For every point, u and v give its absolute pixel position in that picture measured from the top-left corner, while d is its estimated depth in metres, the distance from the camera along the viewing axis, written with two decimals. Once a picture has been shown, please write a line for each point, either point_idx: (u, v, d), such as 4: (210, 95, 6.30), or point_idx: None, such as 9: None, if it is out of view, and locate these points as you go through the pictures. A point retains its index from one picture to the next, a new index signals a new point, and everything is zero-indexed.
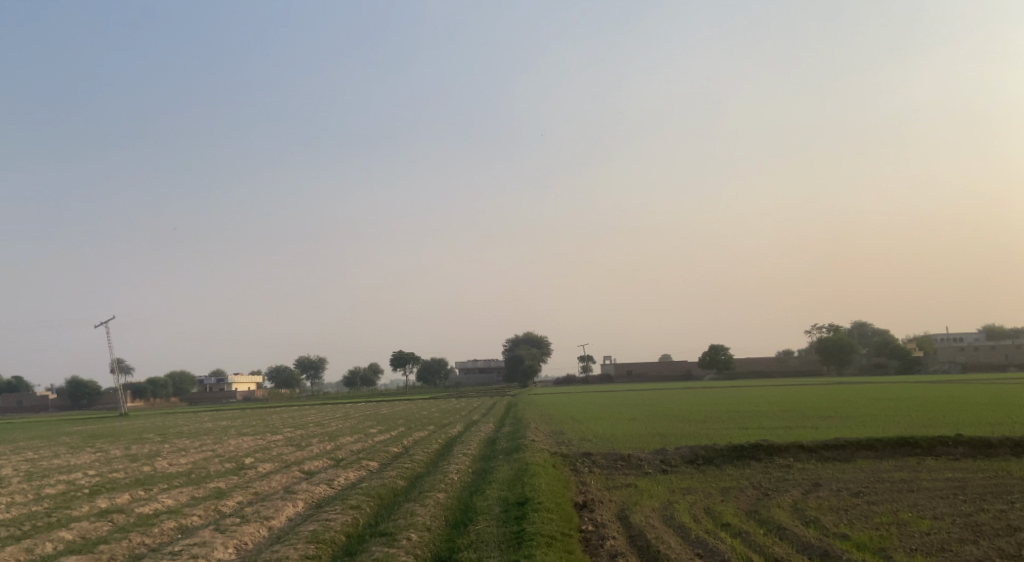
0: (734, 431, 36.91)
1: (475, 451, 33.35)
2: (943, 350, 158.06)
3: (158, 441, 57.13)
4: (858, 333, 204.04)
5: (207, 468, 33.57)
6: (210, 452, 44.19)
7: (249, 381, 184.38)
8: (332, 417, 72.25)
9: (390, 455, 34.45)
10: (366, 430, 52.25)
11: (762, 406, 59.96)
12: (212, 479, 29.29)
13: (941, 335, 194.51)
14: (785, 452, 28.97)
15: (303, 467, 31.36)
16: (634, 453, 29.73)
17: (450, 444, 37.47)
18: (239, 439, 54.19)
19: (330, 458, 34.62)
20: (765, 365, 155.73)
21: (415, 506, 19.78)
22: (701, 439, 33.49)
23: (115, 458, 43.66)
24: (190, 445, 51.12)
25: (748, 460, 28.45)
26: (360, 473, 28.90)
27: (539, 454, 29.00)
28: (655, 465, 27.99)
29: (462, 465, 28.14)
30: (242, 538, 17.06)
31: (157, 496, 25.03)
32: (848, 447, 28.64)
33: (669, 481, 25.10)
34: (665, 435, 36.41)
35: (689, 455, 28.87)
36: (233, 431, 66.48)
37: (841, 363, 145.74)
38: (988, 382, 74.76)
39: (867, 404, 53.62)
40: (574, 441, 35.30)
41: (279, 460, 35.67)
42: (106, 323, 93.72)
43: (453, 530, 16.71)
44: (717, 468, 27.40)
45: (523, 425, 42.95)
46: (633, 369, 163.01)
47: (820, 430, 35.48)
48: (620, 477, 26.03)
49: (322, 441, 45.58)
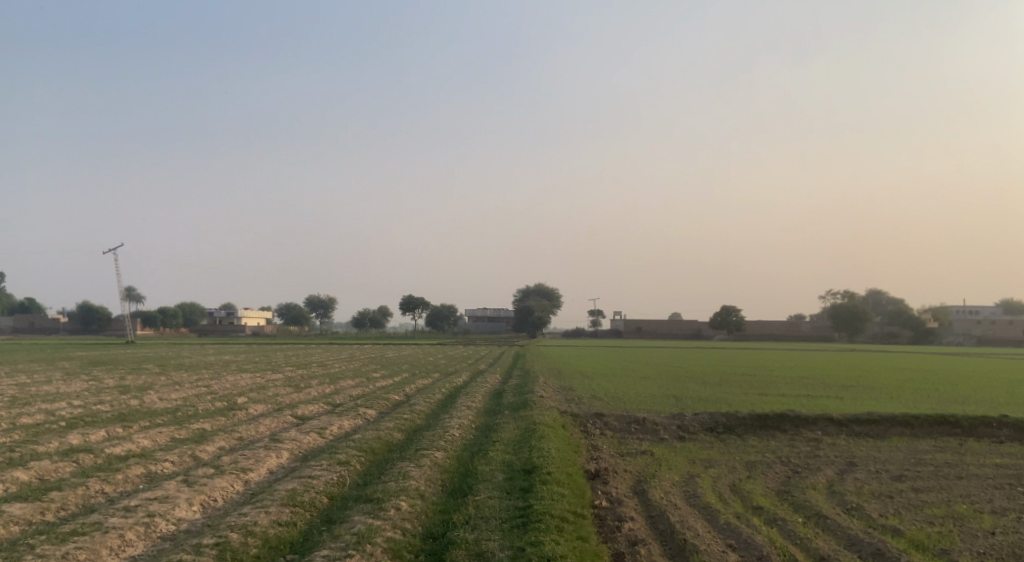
0: (755, 398, 34.77)
1: (479, 404, 31.34)
2: (958, 323, 155.44)
3: (157, 372, 55.52)
4: (872, 302, 201.14)
5: (197, 406, 31.68)
6: (205, 388, 42.41)
7: (258, 316, 183.76)
8: (337, 358, 70.56)
9: (390, 403, 32.44)
10: (369, 374, 50.39)
11: (777, 371, 57.84)
12: (198, 419, 27.35)
13: (955, 308, 191.56)
14: (813, 425, 26.84)
15: (296, 412, 29.39)
16: (649, 417, 27.71)
17: (454, 394, 35.56)
18: (238, 375, 52.52)
19: (327, 404, 32.65)
20: (776, 329, 153.55)
21: (409, 466, 17.77)
22: (723, 405, 31.37)
23: (108, 388, 41.92)
24: (188, 379, 49.41)
25: (773, 431, 26.31)
26: (355, 422, 26.97)
27: (548, 413, 26.96)
28: (671, 432, 25.98)
29: (464, 419, 26.13)
30: (210, 494, 15.08)
31: (135, 434, 23.07)
32: (883, 422, 26.47)
33: (688, 451, 23.03)
34: (682, 399, 34.32)
35: (708, 423, 26.77)
36: (235, 366, 64.93)
37: (853, 331, 143.49)
38: (1008, 358, 72.66)
39: (888, 375, 51.54)
40: (585, 399, 33.23)
41: (274, 402, 33.74)
42: (114, 251, 91.87)
43: (449, 501, 14.66)
44: (739, 438, 25.29)
45: (532, 379, 40.89)
46: (642, 326, 161.39)
47: (849, 401, 33.29)
48: (634, 444, 23.95)
49: (322, 384, 43.71)
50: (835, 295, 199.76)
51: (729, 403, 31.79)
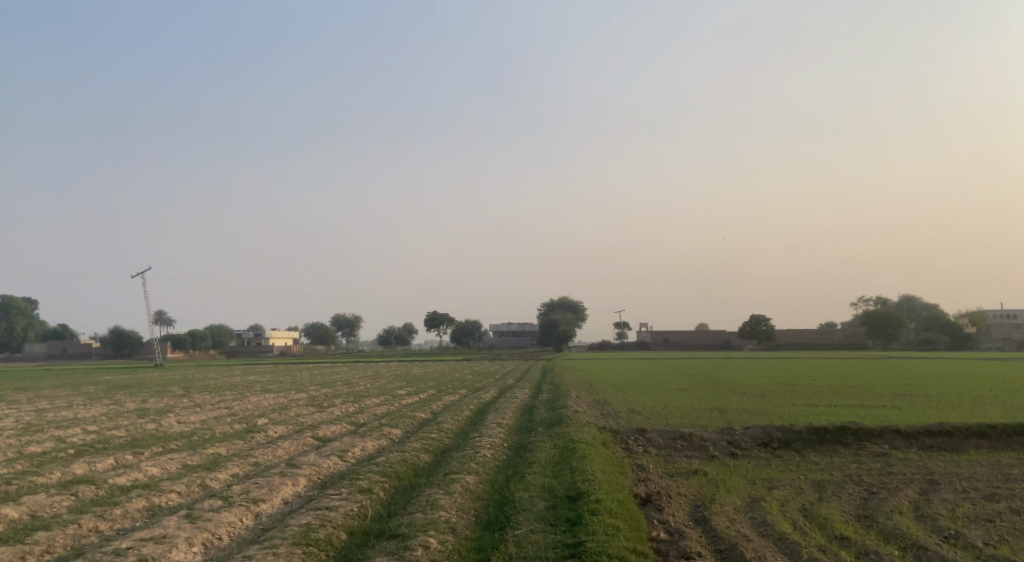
0: (804, 409, 32.72)
1: (510, 421, 29.43)
2: (997, 326, 151.18)
3: (179, 395, 54.07)
4: (906, 307, 196.57)
5: (213, 429, 30.01)
6: (226, 409, 40.74)
7: (285, 336, 182.79)
8: (361, 376, 68.78)
9: (416, 422, 30.64)
10: (394, 391, 48.64)
11: (818, 380, 55.43)
12: (213, 443, 25.62)
13: (994, 312, 186.75)
14: (879, 438, 24.95)
15: (317, 433, 27.66)
16: (696, 431, 25.72)
17: (483, 411, 33.70)
18: (261, 396, 50.91)
19: (350, 424, 30.91)
20: (808, 337, 150.16)
21: (437, 493, 15.89)
22: (772, 417, 29.37)
23: (125, 413, 40.30)
24: (208, 400, 47.79)
25: (833, 446, 24.36)
26: (379, 444, 25.14)
27: (586, 429, 25.01)
28: (722, 448, 24.06)
29: (496, 438, 24.14)
30: (215, 531, 13.31)
31: (142, 462, 21.38)
32: (956, 435, 24.80)
33: (745, 470, 21.02)
34: (726, 411, 32.29)
35: (761, 438, 24.85)
36: (259, 387, 63.26)
37: (888, 337, 139.84)
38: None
39: (937, 382, 49.08)
40: (624, 414, 31.31)
41: (295, 423, 32.04)
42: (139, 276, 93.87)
43: (484, 536, 12.81)
44: (798, 455, 23.36)
45: (564, 393, 38.92)
46: (670, 337, 158.62)
47: (908, 411, 31.14)
48: (682, 462, 22.03)
49: (345, 403, 41.97)
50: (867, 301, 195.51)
51: (779, 416, 29.75)
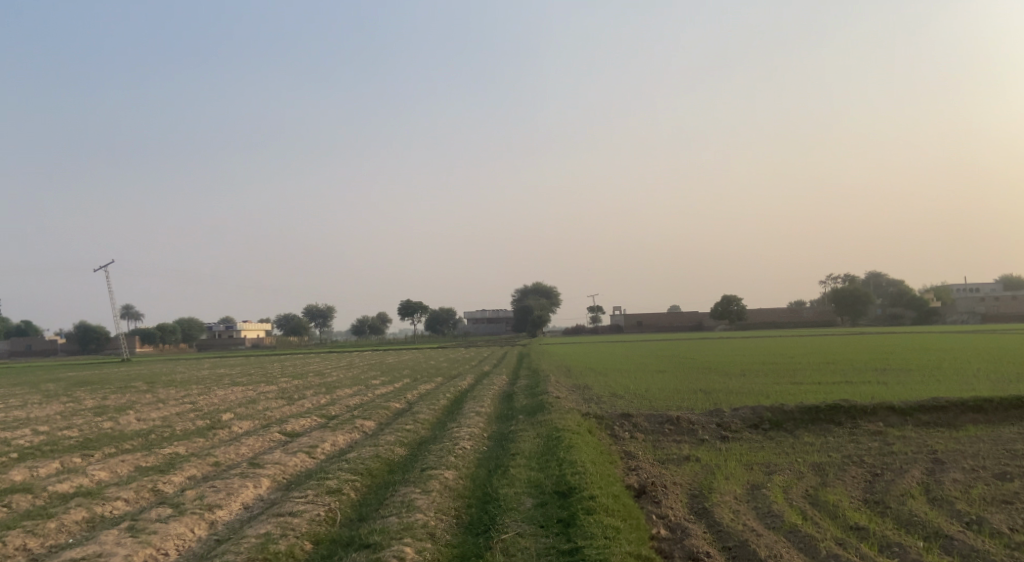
0: (791, 387, 31.57)
1: (489, 409, 28.02)
2: (963, 301, 152.01)
3: (142, 391, 52.07)
4: (873, 284, 197.29)
5: (172, 427, 28.32)
6: (189, 405, 38.94)
7: (256, 328, 180.04)
8: (333, 367, 67.21)
9: (390, 413, 29.16)
10: (367, 381, 47.01)
11: (796, 358, 54.50)
12: (170, 442, 24.00)
13: (958, 286, 188.12)
14: (872, 416, 23.75)
15: (284, 428, 26.10)
16: (683, 414, 24.46)
17: (461, 399, 32.26)
18: (227, 390, 49.03)
19: (320, 417, 29.33)
20: (779, 316, 150.05)
21: (413, 493, 14.49)
22: (760, 397, 28.15)
23: (82, 411, 38.35)
24: (173, 396, 45.93)
25: (826, 426, 23.17)
26: (350, 438, 23.66)
27: (569, 416, 23.64)
28: (712, 431, 22.82)
29: (475, 429, 22.74)
30: (159, 547, 11.87)
31: (90, 465, 19.80)
32: (952, 410, 23.73)
33: (740, 454, 19.81)
34: (711, 392, 31.15)
35: (751, 419, 23.64)
36: (227, 380, 61.30)
37: (857, 314, 139.99)
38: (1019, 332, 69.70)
39: (917, 356, 48.23)
40: (606, 398, 30.05)
41: (261, 418, 30.41)
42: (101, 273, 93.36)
43: (466, 543, 11.47)
44: (791, 436, 22.17)
45: (543, 378, 37.63)
46: (645, 320, 157.99)
47: (897, 387, 30.09)
48: (672, 448, 20.73)
49: (316, 395, 40.33)
50: (835, 278, 195.84)
51: (766, 395, 28.62)
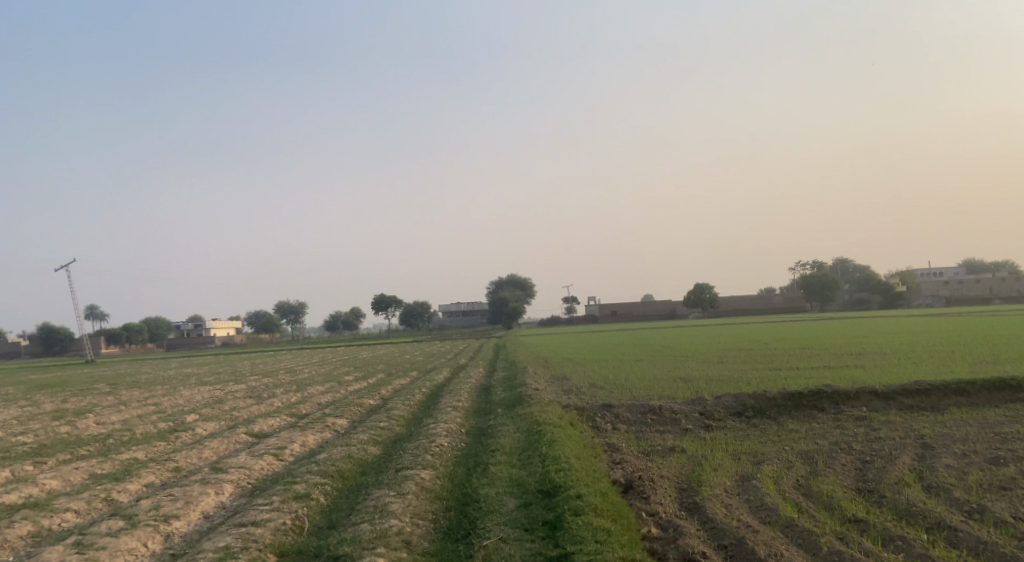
0: (770, 374, 31.02)
1: (464, 402, 27.20)
2: (929, 285, 153.17)
3: (106, 393, 50.71)
4: (841, 269, 198.41)
5: (133, 430, 27.29)
6: (153, 406, 37.82)
7: (226, 326, 177.76)
8: (305, 364, 66.04)
9: (362, 409, 28.26)
10: (339, 378, 46.02)
11: (771, 343, 54.07)
12: (129, 447, 23.03)
13: (923, 270, 189.78)
14: (856, 401, 23.16)
15: (250, 429, 25.14)
16: (664, 404, 23.79)
17: (436, 393, 31.40)
18: (194, 390, 47.80)
19: (289, 416, 28.36)
20: (750, 304, 150.28)
21: (387, 497, 13.67)
22: (740, 384, 27.55)
23: (42, 415, 37.08)
24: (137, 397, 44.68)
25: (810, 411, 22.58)
26: (321, 437, 22.74)
27: (549, 409, 22.88)
28: (694, 420, 22.17)
29: (451, 424, 21.95)
30: None
31: (41, 475, 18.88)
32: (936, 392, 23.21)
33: (726, 444, 19.15)
34: (690, 381, 30.53)
35: (735, 407, 23.01)
36: (194, 380, 59.96)
37: (826, 300, 140.46)
38: (987, 314, 69.85)
39: (892, 339, 47.91)
40: (583, 388, 29.35)
41: (227, 418, 29.39)
42: (70, 266, 83.70)
43: (443, 552, 10.77)
44: (775, 423, 21.56)
45: (519, 370, 36.85)
46: (617, 310, 157.65)
47: (876, 371, 29.60)
48: (656, 440, 20.04)
49: (286, 393, 39.32)
50: (804, 264, 196.64)
51: (746, 382, 28.04)
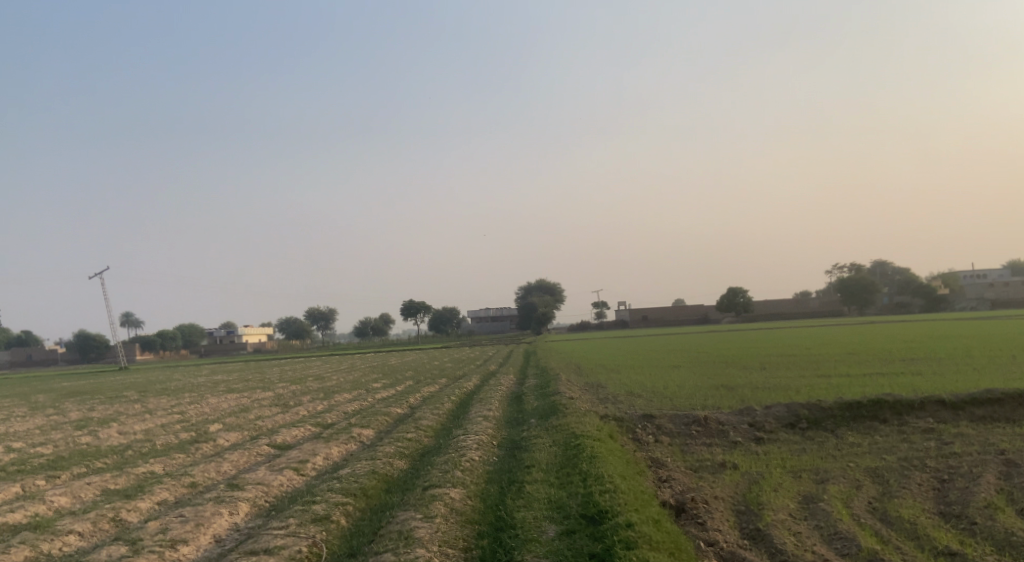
0: (820, 381, 29.33)
1: (496, 412, 25.83)
2: (970, 289, 149.23)
3: (134, 400, 50.02)
4: (878, 273, 194.14)
5: (154, 441, 26.28)
6: (179, 415, 36.88)
7: (259, 333, 178.05)
8: (335, 370, 65.17)
9: (391, 419, 27.01)
10: (368, 385, 44.89)
11: (813, 349, 52.06)
12: (147, 459, 21.95)
13: (963, 272, 185.54)
14: (921, 411, 21.50)
15: (274, 439, 23.99)
16: (711, 414, 22.26)
17: (467, 402, 30.10)
18: (222, 398, 46.99)
19: (314, 426, 27.19)
20: (785, 308, 147.37)
21: (412, 520, 12.34)
22: (790, 392, 25.95)
23: (66, 424, 36.27)
24: (164, 405, 43.85)
25: (871, 423, 20.95)
26: (347, 450, 21.50)
27: (587, 419, 21.46)
28: (744, 433, 20.63)
29: (482, 436, 20.59)
30: None
31: (50, 490, 17.82)
32: (1008, 403, 21.48)
33: (782, 459, 17.63)
34: (734, 389, 28.96)
35: (787, 418, 21.44)
36: (222, 388, 59.21)
37: (863, 303, 137.28)
38: None
39: (942, 344, 45.80)
40: (622, 397, 27.94)
41: (251, 428, 28.26)
42: (100, 277, 84.09)
43: None
44: (833, 436, 19.97)
45: (553, 377, 35.50)
46: (649, 314, 155.60)
47: (935, 378, 27.81)
48: (704, 454, 18.55)
49: (313, 401, 38.28)
50: (840, 267, 192.72)
51: (796, 390, 26.45)
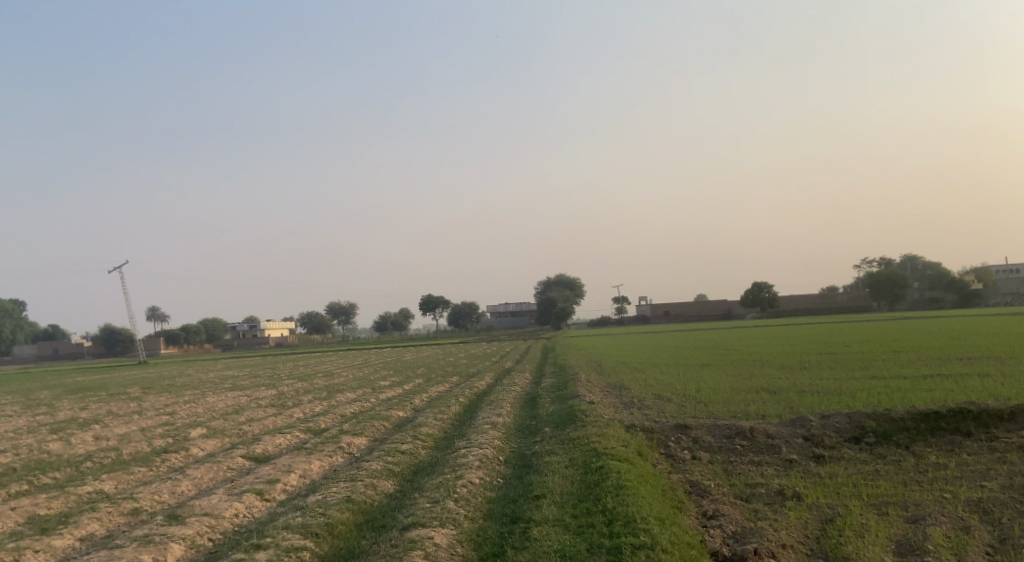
0: (876, 384, 25.83)
1: (506, 418, 22.54)
2: (1005, 282, 144.07)
3: (131, 398, 46.97)
4: (908, 266, 189.06)
5: (122, 450, 23.16)
6: (167, 416, 33.78)
7: (280, 327, 175.52)
8: (347, 366, 62.10)
9: (388, 425, 23.84)
10: (375, 383, 41.71)
11: (852, 346, 48.29)
12: (98, 474, 18.82)
13: (996, 266, 179.95)
14: (1012, 424, 18.04)
15: (252, 450, 20.83)
16: (758, 425, 18.85)
17: (475, 405, 26.78)
18: (223, 396, 43.97)
19: (302, 432, 24.01)
20: (812, 303, 142.73)
21: None
22: (845, 398, 22.52)
23: (46, 426, 33.22)
24: (158, 405, 40.78)
25: (953, 438, 17.51)
26: (330, 465, 18.31)
27: (610, 431, 18.12)
28: (801, 449, 17.23)
29: (487, 449, 17.35)
30: None
31: None
32: None
33: (854, 485, 14.26)
34: (778, 392, 25.55)
35: (851, 431, 18.06)
36: (229, 385, 56.27)
37: (893, 298, 132.35)
38: None
39: (994, 342, 41.99)
40: (650, 401, 24.62)
41: (233, 435, 25.13)
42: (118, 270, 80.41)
43: None
44: (909, 454, 16.59)
45: (572, 377, 32.20)
46: (671, 310, 151.50)
47: (1010, 383, 24.22)
48: (755, 477, 15.26)
49: (314, 400, 35.25)
50: (868, 261, 187.55)
51: (853, 395, 23.03)
